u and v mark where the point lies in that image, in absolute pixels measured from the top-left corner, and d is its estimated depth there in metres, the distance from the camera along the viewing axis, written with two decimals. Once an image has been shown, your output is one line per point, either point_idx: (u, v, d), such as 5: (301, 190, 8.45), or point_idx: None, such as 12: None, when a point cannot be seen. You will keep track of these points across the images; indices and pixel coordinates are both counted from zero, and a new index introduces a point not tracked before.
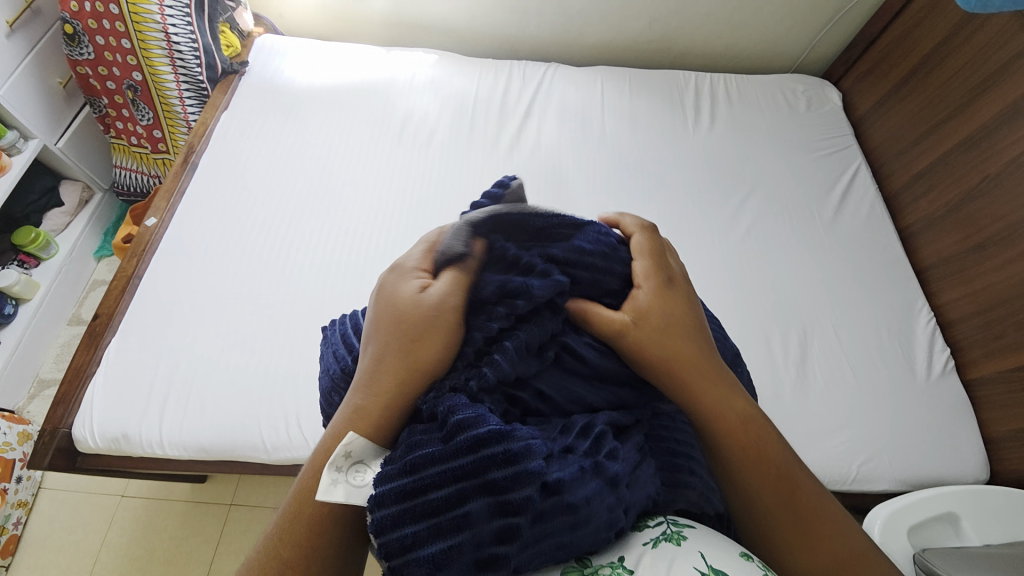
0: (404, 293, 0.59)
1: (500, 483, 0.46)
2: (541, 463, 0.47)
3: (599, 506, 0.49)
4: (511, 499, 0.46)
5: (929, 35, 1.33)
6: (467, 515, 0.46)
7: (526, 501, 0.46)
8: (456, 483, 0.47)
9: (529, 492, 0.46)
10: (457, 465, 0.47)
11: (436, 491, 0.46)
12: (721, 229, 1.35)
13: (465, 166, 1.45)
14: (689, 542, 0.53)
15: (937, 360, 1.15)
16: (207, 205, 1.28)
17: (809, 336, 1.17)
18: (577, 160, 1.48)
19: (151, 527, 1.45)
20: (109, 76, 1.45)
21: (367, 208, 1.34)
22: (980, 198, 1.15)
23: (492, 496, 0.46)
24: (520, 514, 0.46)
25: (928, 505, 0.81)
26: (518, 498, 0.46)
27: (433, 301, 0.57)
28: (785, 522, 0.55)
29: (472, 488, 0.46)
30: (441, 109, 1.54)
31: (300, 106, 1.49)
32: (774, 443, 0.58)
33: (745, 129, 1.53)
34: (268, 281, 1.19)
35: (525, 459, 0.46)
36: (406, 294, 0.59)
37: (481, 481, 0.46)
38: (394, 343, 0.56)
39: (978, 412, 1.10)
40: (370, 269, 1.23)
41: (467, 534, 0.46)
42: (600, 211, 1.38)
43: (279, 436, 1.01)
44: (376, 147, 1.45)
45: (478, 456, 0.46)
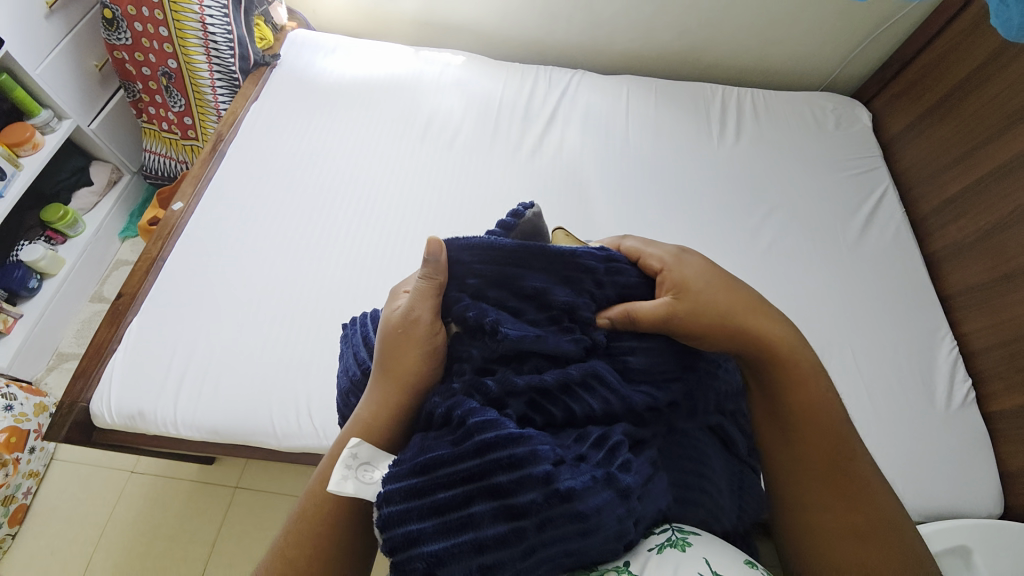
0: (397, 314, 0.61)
1: (506, 486, 0.47)
2: (548, 469, 0.47)
3: (609, 516, 0.48)
4: (516, 502, 0.46)
5: (965, 59, 1.30)
6: (472, 516, 0.47)
7: (530, 505, 0.46)
8: (463, 486, 0.47)
9: (534, 496, 0.46)
10: (464, 468, 0.47)
11: (443, 491, 0.47)
12: (741, 244, 1.33)
13: (487, 167, 1.46)
14: (694, 548, 0.53)
15: (957, 390, 1.12)
16: (232, 192, 1.31)
17: (827, 358, 1.15)
18: (599, 167, 1.48)
19: (157, 505, 1.47)
20: (145, 62, 1.49)
21: (388, 203, 1.35)
22: (1011, 227, 1.12)
23: (499, 500, 0.47)
24: (525, 517, 0.46)
25: (941, 537, 0.79)
26: (522, 502, 0.46)
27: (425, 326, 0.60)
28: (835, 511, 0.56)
29: (478, 491, 0.47)
30: (466, 110, 1.55)
31: (329, 100, 1.52)
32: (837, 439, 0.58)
33: (771, 144, 1.52)
34: (287, 269, 1.20)
35: (531, 463, 0.47)
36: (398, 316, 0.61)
37: (487, 485, 0.47)
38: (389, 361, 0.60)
39: (996, 446, 1.07)
40: (388, 264, 1.24)
41: (471, 536, 0.46)
42: (619, 219, 1.38)
43: (289, 423, 1.02)
44: (401, 144, 1.46)
45: (482, 459, 0.47)
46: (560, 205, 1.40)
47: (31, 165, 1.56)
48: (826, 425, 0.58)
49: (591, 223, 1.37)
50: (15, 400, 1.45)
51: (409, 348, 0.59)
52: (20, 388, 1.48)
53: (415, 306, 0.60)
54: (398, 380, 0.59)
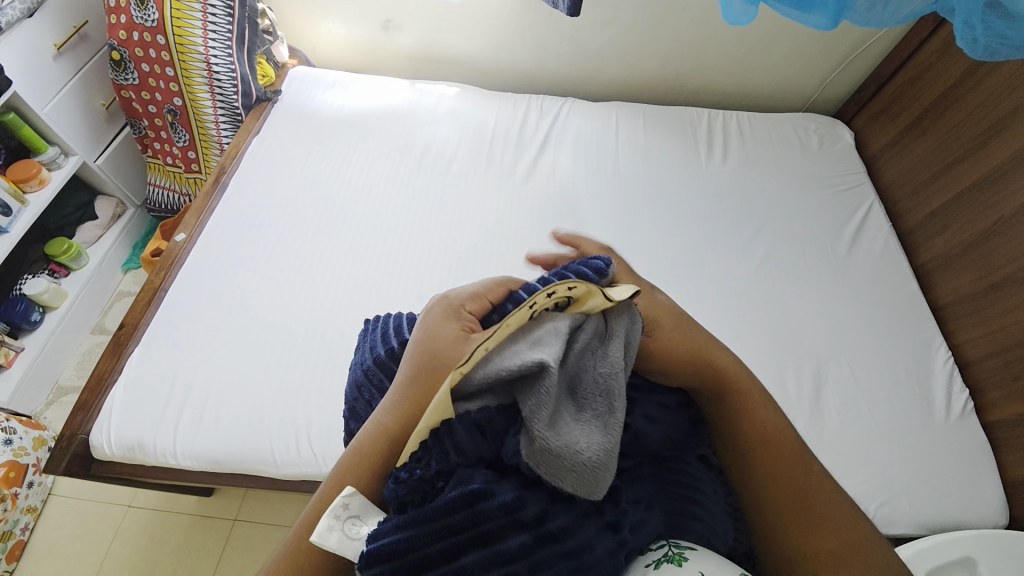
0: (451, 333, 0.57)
1: (493, 533, 0.48)
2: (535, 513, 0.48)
3: (600, 551, 0.50)
4: (505, 548, 0.48)
5: (939, 79, 1.36)
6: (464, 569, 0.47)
7: (520, 548, 0.48)
8: (450, 539, 0.47)
9: (523, 538, 0.48)
10: (451, 522, 0.47)
11: (428, 545, 0.47)
12: (733, 262, 1.36)
13: (484, 193, 1.50)
14: (691, 563, 0.53)
15: (956, 400, 1.12)
16: (234, 223, 1.34)
17: (823, 371, 1.16)
18: (592, 190, 1.52)
19: (154, 540, 1.45)
20: (151, 100, 1.54)
21: (387, 230, 1.38)
22: (995, 238, 1.14)
23: (488, 547, 0.48)
24: (516, 562, 0.47)
25: (947, 548, 0.78)
26: (512, 546, 0.48)
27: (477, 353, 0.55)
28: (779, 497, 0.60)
29: (466, 541, 0.48)
30: (461, 138, 1.61)
31: (328, 133, 1.57)
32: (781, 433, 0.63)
33: (758, 164, 1.56)
34: (288, 296, 1.22)
35: (522, 509, 0.48)
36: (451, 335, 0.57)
37: (475, 534, 0.48)
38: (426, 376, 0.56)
39: (998, 455, 1.07)
40: (388, 289, 1.26)
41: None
42: (614, 241, 1.41)
43: (289, 450, 1.02)
44: (398, 173, 1.51)
45: (470, 517, 0.47)
46: (554, 227, 1.43)
47: (36, 200, 1.59)
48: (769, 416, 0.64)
49: None
50: (15, 434, 1.44)
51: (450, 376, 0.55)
52: (19, 422, 1.48)
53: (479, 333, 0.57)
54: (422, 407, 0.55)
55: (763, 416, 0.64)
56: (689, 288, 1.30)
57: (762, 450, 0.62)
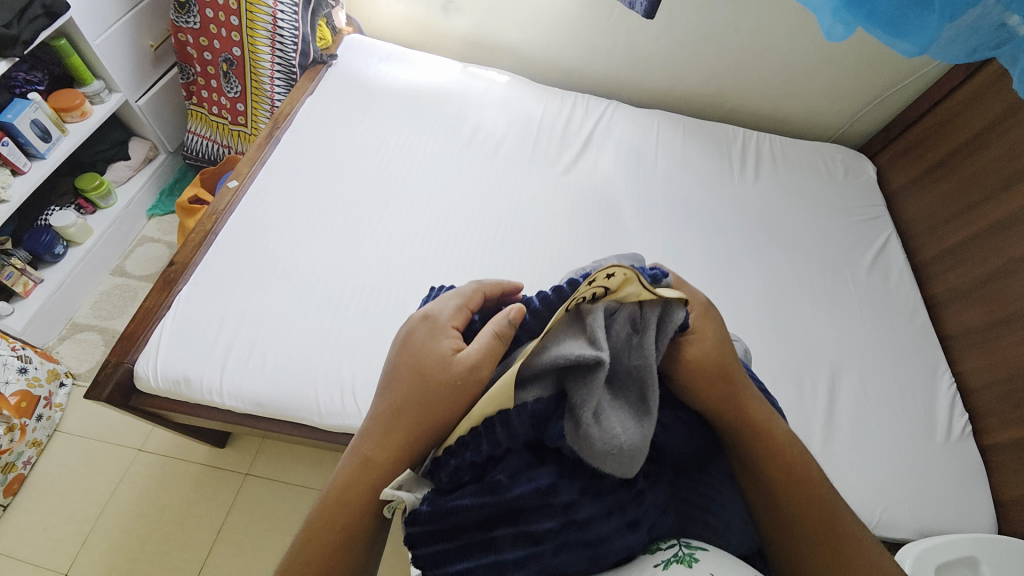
0: (436, 355, 0.61)
1: (523, 511, 0.53)
2: (563, 501, 0.53)
3: (618, 543, 0.54)
4: (533, 529, 0.52)
5: (965, 127, 1.46)
6: (493, 539, 0.52)
7: (547, 532, 0.52)
8: (485, 512, 0.53)
9: (550, 524, 0.52)
10: (483, 501, 0.53)
11: (465, 516, 0.53)
12: (761, 275, 1.43)
13: (529, 180, 1.54)
14: (702, 565, 0.52)
15: (956, 423, 1.21)
16: (285, 178, 1.35)
17: (837, 383, 1.24)
18: (633, 190, 1.58)
19: (163, 486, 1.44)
20: (208, 47, 1.55)
21: (435, 204, 1.41)
22: (1005, 277, 1.24)
23: (517, 525, 0.53)
24: (542, 542, 0.52)
25: (952, 548, 0.86)
26: (539, 529, 0.52)
27: (461, 370, 0.59)
28: (809, 538, 0.58)
29: (499, 516, 0.53)
30: (509, 126, 1.65)
31: (381, 103, 1.59)
32: (806, 469, 0.62)
33: (788, 187, 1.64)
34: (338, 255, 1.25)
35: (554, 495, 0.53)
36: (437, 357, 0.61)
37: (506, 510, 0.53)
38: (411, 399, 0.59)
39: (990, 475, 1.16)
40: (435, 260, 1.30)
41: (491, 558, 0.52)
42: (651, 240, 1.47)
43: (334, 401, 1.04)
44: (448, 151, 1.54)
45: (501, 496, 0.52)
46: (594, 221, 1.48)
47: (75, 131, 1.58)
48: (790, 450, 0.61)
49: (623, 241, 1.46)
50: (30, 363, 1.42)
51: (438, 400, 0.59)
52: (34, 352, 1.46)
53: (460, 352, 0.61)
54: (411, 425, 0.58)
55: (792, 454, 0.61)
56: (719, 293, 1.37)
57: (793, 495, 0.60)
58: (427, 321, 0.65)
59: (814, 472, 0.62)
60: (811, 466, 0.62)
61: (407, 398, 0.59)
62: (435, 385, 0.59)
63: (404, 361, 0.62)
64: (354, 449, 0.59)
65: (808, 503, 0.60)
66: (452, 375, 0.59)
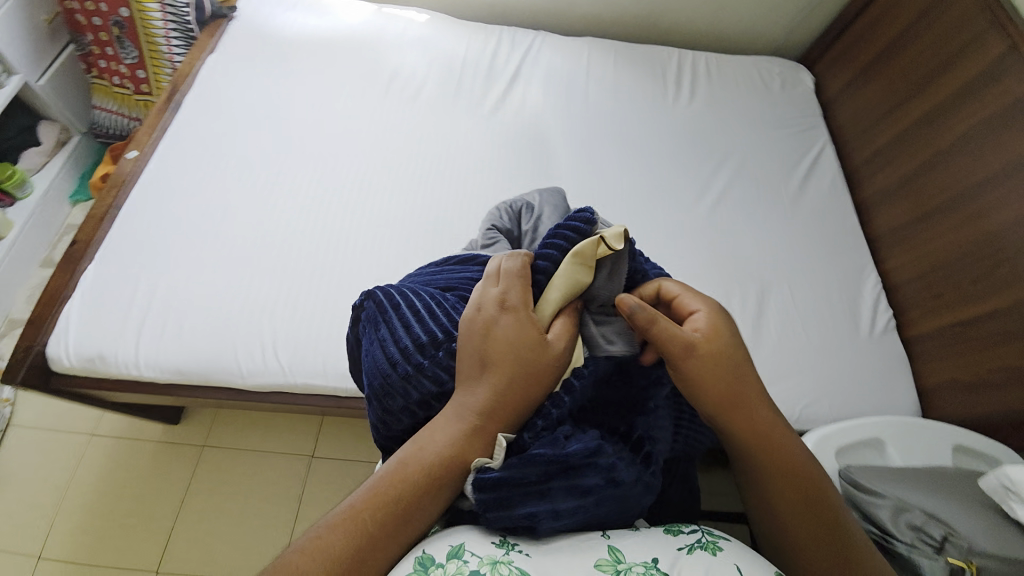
0: (526, 336, 0.55)
1: (575, 462, 0.52)
2: (609, 461, 0.53)
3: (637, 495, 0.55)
4: (582, 483, 0.52)
5: (896, 21, 1.40)
6: (548, 491, 0.52)
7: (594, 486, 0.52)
8: (544, 467, 0.51)
9: (596, 480, 0.52)
10: (539, 454, 0.52)
11: (529, 470, 0.51)
12: (693, 196, 1.41)
13: (452, 122, 1.48)
14: (724, 553, 0.51)
15: (880, 318, 1.23)
16: (190, 142, 1.29)
17: (765, 294, 1.25)
18: (560, 123, 1.53)
19: (121, 467, 1.46)
20: (96, 12, 1.43)
21: (353, 155, 1.36)
22: (930, 171, 1.23)
23: (571, 479, 0.52)
24: (588, 494, 0.52)
25: (856, 430, 0.89)
26: (587, 483, 0.52)
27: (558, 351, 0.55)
28: (785, 515, 0.55)
29: (556, 471, 0.52)
30: (429, 67, 1.57)
31: (289, 54, 1.50)
32: (780, 439, 0.56)
33: (722, 105, 1.60)
34: (250, 215, 1.21)
35: (601, 453, 0.52)
36: (531, 338, 0.55)
37: (563, 466, 0.52)
38: (509, 384, 0.53)
39: (914, 365, 1.18)
40: (354, 211, 1.26)
41: (546, 506, 0.52)
42: (581, 171, 1.43)
43: (254, 361, 1.04)
44: (364, 99, 1.47)
45: (560, 452, 0.52)
46: (521, 157, 1.44)
47: None
48: (761, 422, 0.55)
49: (552, 175, 1.42)
50: None
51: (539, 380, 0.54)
52: None
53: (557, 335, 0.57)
54: (503, 410, 0.54)
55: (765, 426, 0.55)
56: (649, 218, 1.36)
57: (769, 471, 0.55)
58: (498, 303, 0.56)
59: (790, 444, 0.56)
60: (787, 435, 0.56)
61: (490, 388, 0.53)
62: (528, 368, 0.54)
63: (496, 343, 0.54)
64: (437, 425, 0.53)
65: (785, 479, 0.55)
66: (542, 355, 0.55)
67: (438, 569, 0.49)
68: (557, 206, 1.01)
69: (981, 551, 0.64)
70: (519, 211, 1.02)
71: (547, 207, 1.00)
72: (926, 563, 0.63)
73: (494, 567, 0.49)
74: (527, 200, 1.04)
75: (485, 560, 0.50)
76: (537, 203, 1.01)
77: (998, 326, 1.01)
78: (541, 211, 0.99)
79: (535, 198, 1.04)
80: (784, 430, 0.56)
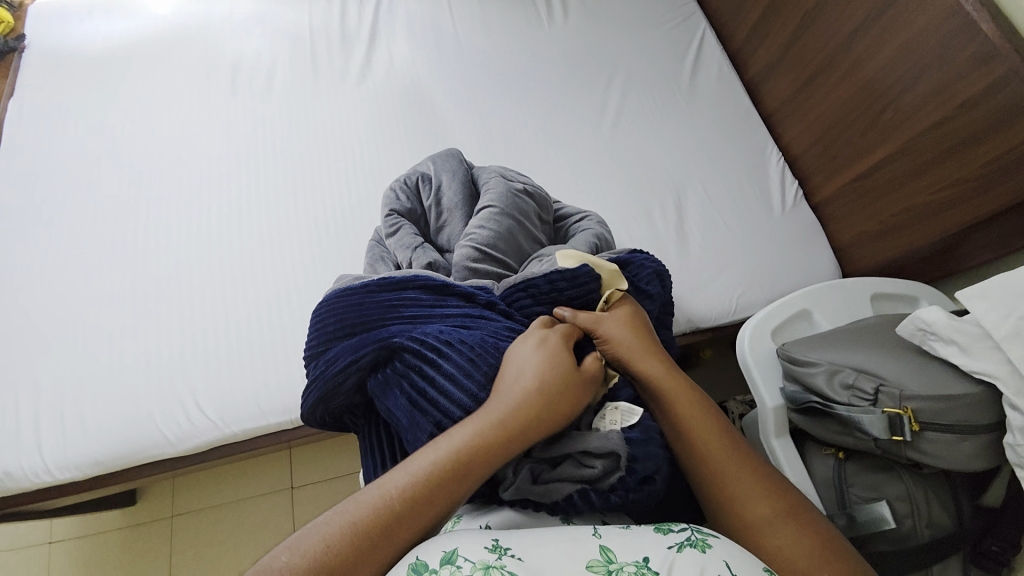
0: (531, 349, 0.57)
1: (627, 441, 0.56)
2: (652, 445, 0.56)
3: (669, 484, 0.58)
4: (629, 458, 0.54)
5: None
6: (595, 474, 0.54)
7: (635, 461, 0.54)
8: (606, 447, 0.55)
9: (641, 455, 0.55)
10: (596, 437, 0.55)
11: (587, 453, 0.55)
12: (591, 119, 1.36)
13: (320, 103, 1.33)
14: (716, 551, 0.45)
15: (789, 191, 1.27)
16: (27, 210, 1.11)
17: (681, 199, 1.26)
18: (437, 74, 1.41)
19: (92, 565, 1.35)
20: None
21: (219, 169, 1.20)
22: (804, 35, 1.23)
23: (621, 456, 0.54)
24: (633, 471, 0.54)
25: (786, 307, 0.92)
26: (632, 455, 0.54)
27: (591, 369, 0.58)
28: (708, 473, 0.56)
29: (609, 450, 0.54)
30: (276, 47, 1.38)
31: (105, 72, 1.28)
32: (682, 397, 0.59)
33: (597, 14, 1.52)
34: (124, 271, 1.07)
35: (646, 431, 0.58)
36: (540, 347, 0.57)
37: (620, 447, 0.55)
38: (536, 387, 0.54)
39: (827, 227, 1.23)
40: (240, 232, 1.13)
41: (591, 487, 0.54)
42: (472, 122, 1.34)
43: (181, 424, 0.94)
44: (212, 102, 1.28)
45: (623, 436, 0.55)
46: (405, 122, 1.32)
47: None
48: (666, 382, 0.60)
49: (443, 133, 1.32)
50: None
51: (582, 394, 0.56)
52: None
53: (558, 341, 0.59)
54: (528, 415, 0.53)
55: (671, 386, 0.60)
56: (554, 154, 1.31)
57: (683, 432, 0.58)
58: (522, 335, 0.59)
59: (696, 401, 0.59)
60: (694, 395, 0.60)
61: (543, 374, 0.55)
62: (565, 377, 0.55)
63: (516, 360, 0.57)
64: (464, 430, 0.51)
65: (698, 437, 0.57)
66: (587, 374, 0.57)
67: (431, 575, 0.42)
68: (462, 172, 0.91)
69: (914, 397, 0.66)
70: (421, 186, 0.91)
71: (451, 177, 0.90)
72: (863, 420, 0.68)
73: (487, 574, 0.42)
74: (429, 169, 0.92)
75: (478, 565, 0.43)
76: (437, 172, 0.91)
77: (892, 171, 1.06)
78: (444, 185, 0.89)
79: (436, 166, 0.92)
80: (689, 388, 0.60)
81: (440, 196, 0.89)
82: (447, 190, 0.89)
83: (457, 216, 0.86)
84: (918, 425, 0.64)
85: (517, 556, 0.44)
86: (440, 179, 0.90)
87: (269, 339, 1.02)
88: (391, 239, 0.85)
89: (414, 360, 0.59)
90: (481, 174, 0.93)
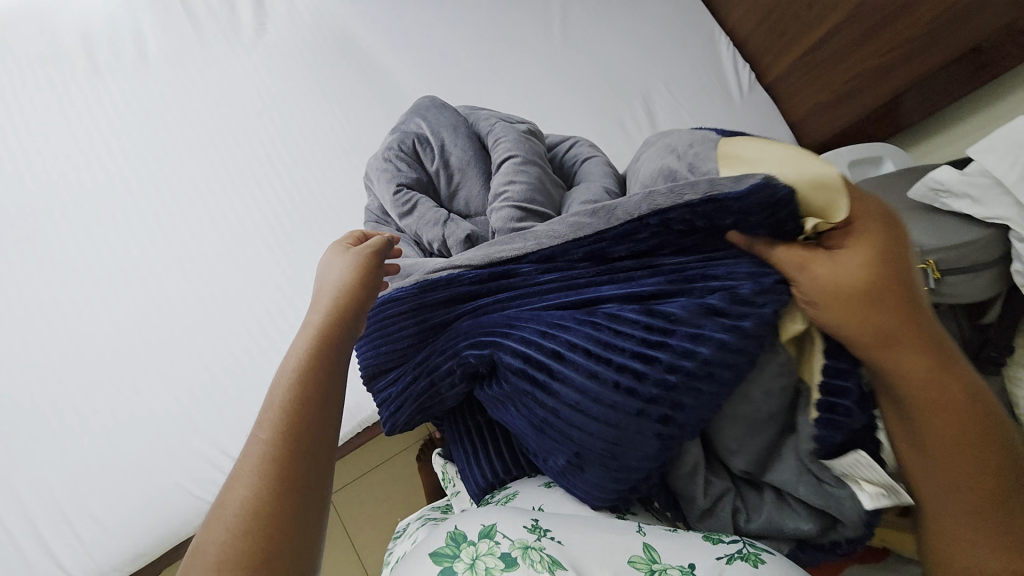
0: (332, 264, 0.50)
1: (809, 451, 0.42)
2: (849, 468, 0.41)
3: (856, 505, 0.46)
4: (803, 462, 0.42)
5: None
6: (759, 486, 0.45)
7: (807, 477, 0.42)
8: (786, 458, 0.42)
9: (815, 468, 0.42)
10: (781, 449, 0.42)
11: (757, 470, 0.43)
12: (541, 32, 1.25)
13: (219, 67, 1.08)
14: (772, 567, 0.38)
15: (743, 76, 1.29)
16: None
17: (651, 105, 1.23)
18: (356, 8, 1.18)
19: None
20: None
21: (133, 183, 0.99)
22: None
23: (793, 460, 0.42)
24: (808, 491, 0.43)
25: None
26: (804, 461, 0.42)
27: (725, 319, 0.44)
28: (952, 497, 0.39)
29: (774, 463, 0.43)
30: (137, 8, 1.08)
31: None
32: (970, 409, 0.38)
33: None
34: (68, 334, 0.88)
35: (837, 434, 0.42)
36: (331, 273, 0.49)
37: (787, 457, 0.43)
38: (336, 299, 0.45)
39: (783, 105, 1.29)
40: (192, 252, 0.95)
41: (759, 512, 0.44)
42: (414, 60, 1.17)
43: (217, 483, 0.83)
44: (84, 100, 1.01)
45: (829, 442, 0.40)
46: (335, 73, 1.12)
47: None
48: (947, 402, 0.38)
49: (386, 80, 1.15)
50: None
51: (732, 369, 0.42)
52: None
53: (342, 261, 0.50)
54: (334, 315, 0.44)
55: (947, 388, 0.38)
56: (514, 81, 1.20)
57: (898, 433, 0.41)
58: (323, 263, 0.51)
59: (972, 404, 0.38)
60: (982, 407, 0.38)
61: (345, 272, 0.47)
62: (364, 279, 0.48)
63: (321, 290, 0.47)
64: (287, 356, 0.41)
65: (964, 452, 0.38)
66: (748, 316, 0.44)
67: (470, 546, 0.40)
68: (465, 122, 0.73)
69: (933, 249, 0.74)
70: (418, 148, 0.72)
71: (454, 130, 0.72)
72: None
73: (526, 553, 0.39)
74: (422, 127, 0.73)
75: (517, 543, 0.40)
76: (435, 127, 0.72)
77: (839, 40, 1.11)
78: (446, 141, 0.71)
79: (431, 122, 0.73)
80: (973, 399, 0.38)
81: (445, 153, 0.70)
82: (453, 148, 0.71)
83: (472, 175, 0.69)
84: (940, 273, 0.74)
85: (557, 539, 0.41)
86: (440, 135, 0.72)
87: (280, 364, 0.90)
88: (405, 222, 0.67)
89: (523, 383, 0.43)
90: (486, 118, 0.74)
